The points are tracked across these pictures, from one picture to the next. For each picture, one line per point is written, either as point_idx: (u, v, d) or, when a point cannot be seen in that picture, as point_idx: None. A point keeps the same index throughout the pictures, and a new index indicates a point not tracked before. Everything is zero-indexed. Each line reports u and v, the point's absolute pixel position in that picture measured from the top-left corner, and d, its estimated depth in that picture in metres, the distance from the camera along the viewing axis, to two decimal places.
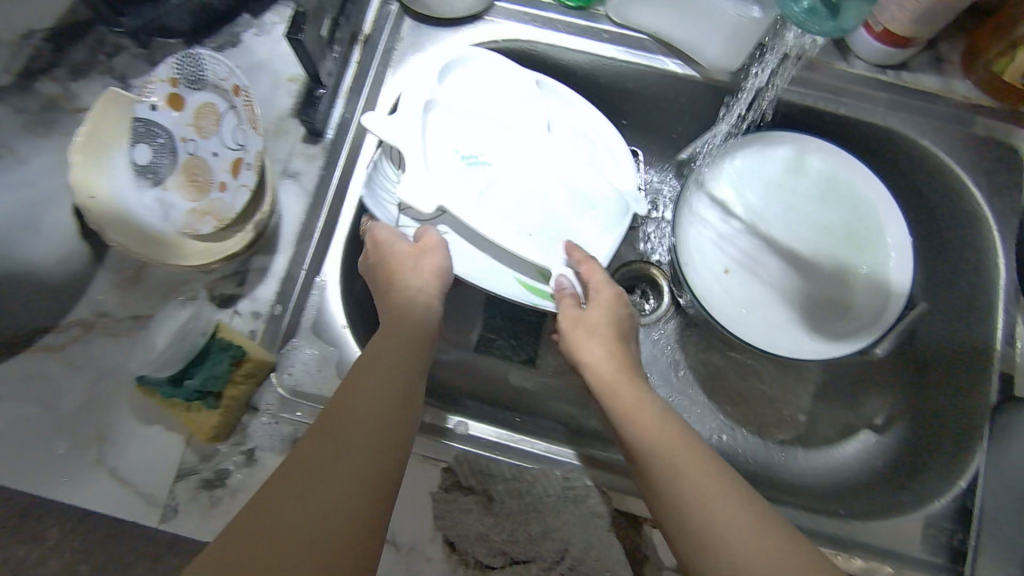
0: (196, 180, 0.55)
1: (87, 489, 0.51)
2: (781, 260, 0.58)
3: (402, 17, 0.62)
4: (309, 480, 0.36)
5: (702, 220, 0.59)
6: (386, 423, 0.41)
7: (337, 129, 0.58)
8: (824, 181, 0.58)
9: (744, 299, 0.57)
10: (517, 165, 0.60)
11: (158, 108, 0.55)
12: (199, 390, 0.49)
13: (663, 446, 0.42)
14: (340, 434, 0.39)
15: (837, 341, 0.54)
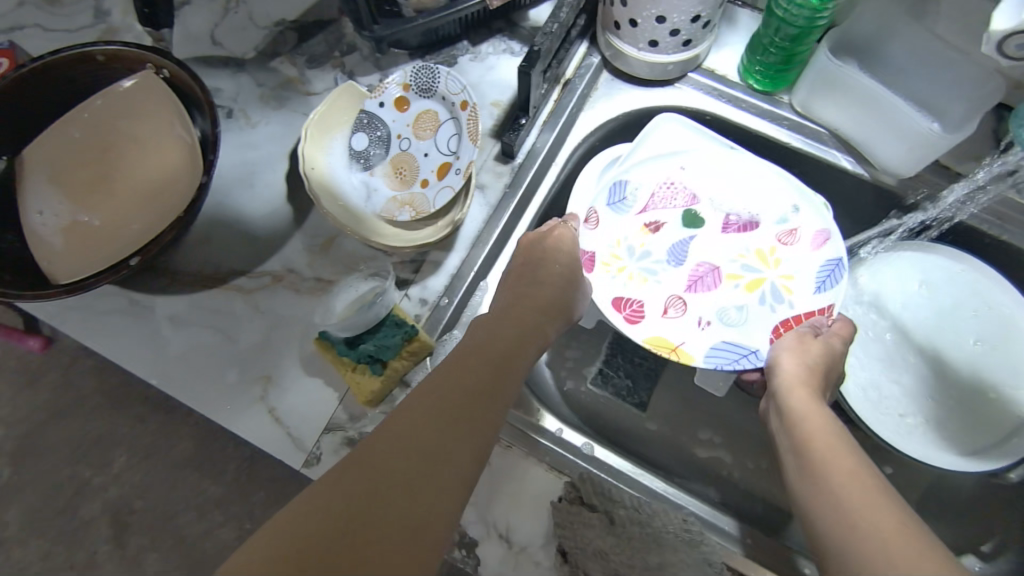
0: (402, 174, 0.60)
1: (248, 420, 0.56)
2: (919, 362, 0.60)
3: (601, 70, 0.68)
4: (410, 454, 0.38)
5: (849, 309, 0.62)
6: (472, 386, 0.43)
7: (526, 156, 0.63)
8: (970, 296, 0.59)
9: (882, 400, 0.60)
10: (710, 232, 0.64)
11: (385, 106, 0.61)
12: (370, 355, 0.54)
13: (848, 490, 0.41)
14: (432, 407, 0.41)
15: (965, 457, 0.56)
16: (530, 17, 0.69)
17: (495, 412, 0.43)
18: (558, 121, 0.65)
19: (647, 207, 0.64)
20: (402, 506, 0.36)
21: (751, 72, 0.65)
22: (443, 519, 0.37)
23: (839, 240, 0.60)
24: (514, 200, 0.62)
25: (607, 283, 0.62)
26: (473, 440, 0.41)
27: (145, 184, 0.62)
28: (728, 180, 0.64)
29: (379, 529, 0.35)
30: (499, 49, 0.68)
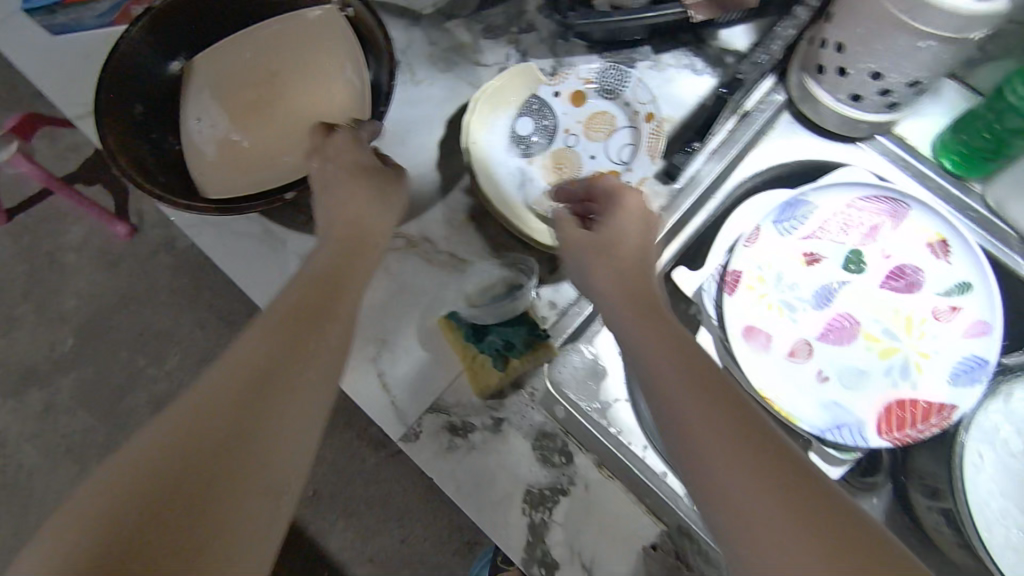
0: (561, 170, 0.58)
1: (356, 379, 0.55)
2: None
3: (782, 110, 0.63)
4: (261, 415, 0.35)
5: (995, 427, 0.56)
6: (308, 323, 0.40)
7: (689, 182, 0.60)
8: None
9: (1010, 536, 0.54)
10: (857, 295, 0.60)
11: (559, 97, 0.59)
12: (496, 347, 0.54)
13: (697, 417, 0.32)
14: (286, 360, 0.37)
15: None
16: (722, 37, 0.64)
17: (310, 375, 0.38)
18: (728, 153, 0.61)
19: (813, 235, 0.61)
20: (231, 473, 0.32)
21: (948, 150, 0.60)
22: (262, 489, 0.33)
23: (998, 337, 0.56)
24: (668, 224, 0.60)
25: (749, 304, 0.59)
26: (293, 398, 0.36)
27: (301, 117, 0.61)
28: (902, 238, 0.60)
29: (199, 513, 0.30)
30: (681, 63, 0.65)
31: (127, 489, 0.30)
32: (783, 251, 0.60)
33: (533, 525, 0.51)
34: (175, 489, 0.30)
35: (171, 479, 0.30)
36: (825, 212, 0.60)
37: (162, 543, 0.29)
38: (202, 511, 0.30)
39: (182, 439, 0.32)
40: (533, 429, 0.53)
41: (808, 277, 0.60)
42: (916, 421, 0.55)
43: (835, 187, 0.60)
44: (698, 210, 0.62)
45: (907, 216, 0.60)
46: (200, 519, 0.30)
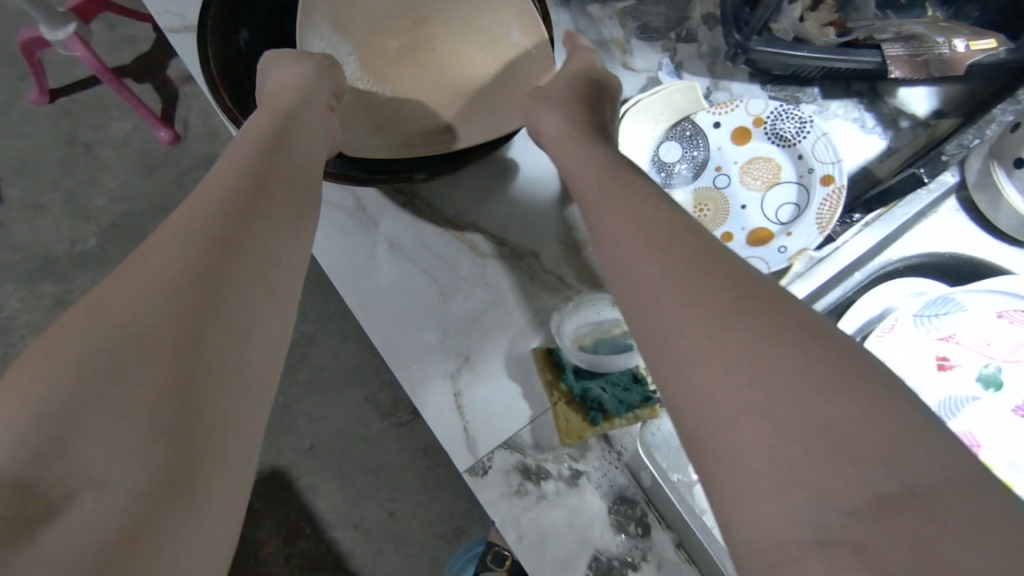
0: (705, 214, 0.51)
1: (430, 391, 0.50)
2: None
3: (951, 193, 0.56)
4: (217, 264, 0.31)
5: None
6: (263, 175, 0.38)
7: (835, 253, 0.54)
8: None
9: None
10: (991, 417, 0.52)
11: (721, 129, 0.52)
12: (595, 401, 0.47)
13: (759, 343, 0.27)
14: (247, 214, 0.35)
15: None
16: (901, 94, 0.57)
17: (262, 218, 0.36)
18: (883, 230, 0.54)
19: (955, 338, 0.54)
20: (187, 332, 0.28)
21: None
22: (256, 366, 0.30)
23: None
24: (802, 293, 0.53)
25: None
26: (269, 270, 0.34)
27: (435, 87, 0.54)
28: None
29: (179, 376, 0.27)
30: (849, 115, 0.58)
31: (80, 358, 0.26)
32: (910, 352, 0.54)
33: None
34: (122, 351, 0.27)
35: (89, 348, 0.27)
36: (965, 315, 0.53)
37: (167, 420, 0.26)
38: (146, 357, 0.27)
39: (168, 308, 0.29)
40: (613, 493, 0.47)
41: (934, 385, 0.53)
42: None
43: (983, 288, 0.53)
44: (833, 284, 0.56)
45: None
46: (159, 380, 0.26)
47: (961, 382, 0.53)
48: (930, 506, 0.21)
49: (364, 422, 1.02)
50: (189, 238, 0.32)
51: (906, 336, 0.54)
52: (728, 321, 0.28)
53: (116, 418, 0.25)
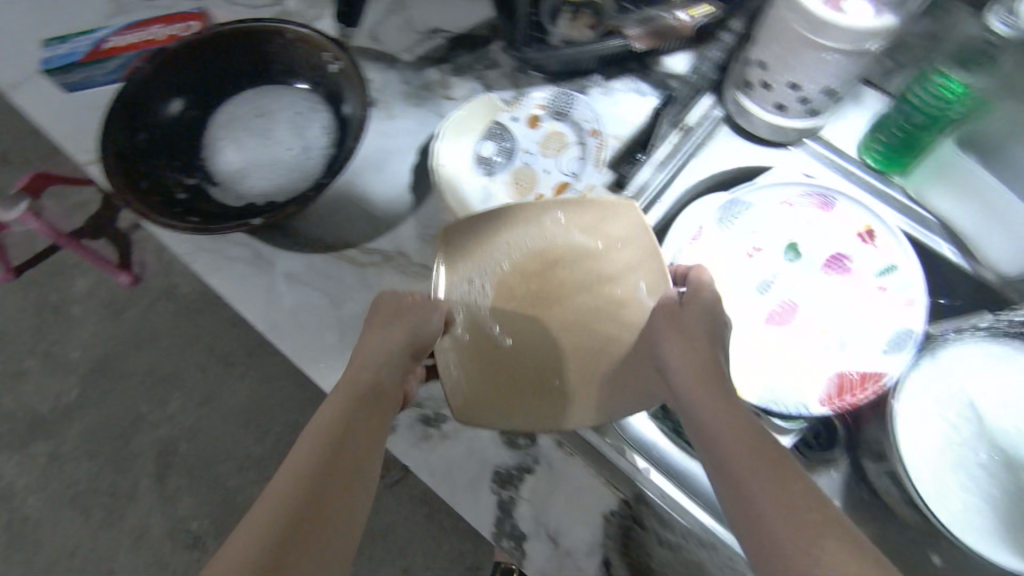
0: (521, 185, 0.64)
1: (338, 380, 0.60)
2: (991, 460, 0.60)
3: (721, 123, 0.70)
4: (333, 467, 0.41)
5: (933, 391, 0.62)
6: (359, 410, 0.46)
7: (637, 190, 0.66)
8: None
9: (951, 488, 0.59)
10: (799, 282, 0.66)
11: (517, 121, 0.66)
12: None
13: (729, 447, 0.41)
14: (351, 427, 0.44)
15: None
16: (666, 63, 0.72)
17: (360, 431, 0.44)
18: (671, 163, 0.68)
19: (754, 230, 0.67)
20: (308, 505, 0.38)
21: (869, 149, 0.67)
22: (349, 507, 0.40)
23: (924, 308, 0.63)
24: None
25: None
26: (369, 452, 0.44)
27: (624, 380, 0.53)
28: (835, 229, 0.66)
29: (306, 536, 0.37)
30: (628, 87, 0.72)
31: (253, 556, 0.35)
32: (723, 248, 0.66)
33: (502, 502, 0.55)
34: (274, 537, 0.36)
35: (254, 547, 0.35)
36: (757, 209, 0.67)
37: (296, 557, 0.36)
38: (291, 536, 0.36)
39: (288, 502, 0.38)
40: None
41: (750, 268, 0.66)
42: (855, 390, 0.61)
43: (764, 185, 0.67)
44: (648, 216, 0.67)
45: (837, 208, 0.67)
46: (305, 544, 0.37)
47: (769, 261, 0.66)
48: (839, 522, 0.36)
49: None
50: (305, 447, 0.42)
51: (717, 236, 0.66)
52: (748, 442, 0.41)
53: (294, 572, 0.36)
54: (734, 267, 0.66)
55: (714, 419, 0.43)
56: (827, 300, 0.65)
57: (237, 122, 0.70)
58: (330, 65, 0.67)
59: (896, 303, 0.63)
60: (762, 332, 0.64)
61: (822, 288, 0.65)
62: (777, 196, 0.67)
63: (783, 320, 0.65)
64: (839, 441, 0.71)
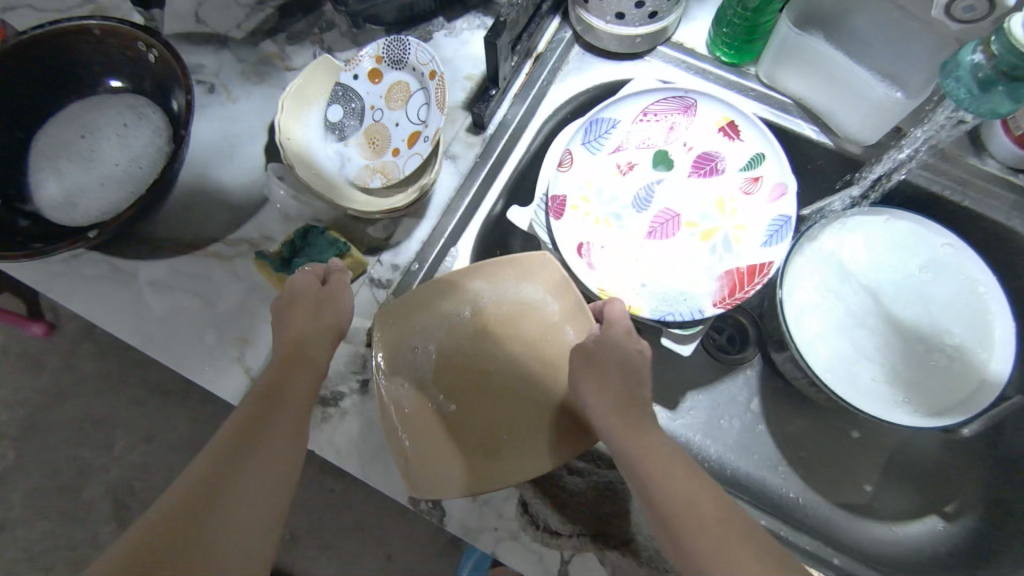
0: (375, 144, 0.62)
1: (225, 380, 0.58)
2: (883, 325, 0.61)
3: (572, 44, 0.69)
4: (247, 435, 0.41)
5: (819, 272, 0.63)
6: (293, 374, 0.47)
7: (497, 126, 0.65)
8: (934, 263, 0.60)
9: (849, 361, 0.60)
10: (674, 191, 0.64)
11: (359, 78, 0.63)
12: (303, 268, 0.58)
13: (658, 475, 0.41)
14: (274, 397, 0.44)
15: (929, 416, 0.56)
16: None
17: (300, 395, 0.46)
18: (528, 94, 0.66)
19: (620, 147, 0.65)
20: (216, 472, 0.39)
21: (717, 44, 0.66)
22: (274, 468, 0.41)
23: (795, 195, 0.61)
24: (487, 167, 0.64)
25: (575, 225, 0.63)
26: (292, 419, 0.44)
27: (559, 434, 0.51)
28: (698, 131, 0.65)
29: (204, 508, 0.37)
30: (473, 25, 0.70)
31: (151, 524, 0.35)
32: (594, 171, 0.65)
33: None
34: (177, 523, 0.35)
35: (151, 525, 0.35)
36: (620, 124, 0.65)
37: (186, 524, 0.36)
38: (186, 509, 0.36)
39: (222, 443, 0.40)
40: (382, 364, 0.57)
41: (623, 186, 0.64)
42: (743, 287, 0.60)
43: (624, 96, 0.65)
44: (515, 151, 0.66)
45: (697, 109, 0.65)
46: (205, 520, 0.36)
47: (642, 176, 0.65)
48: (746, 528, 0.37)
49: (322, 484, 1.10)
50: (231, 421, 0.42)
51: (585, 159, 0.64)
52: (673, 469, 0.41)
53: (201, 536, 0.36)
54: (608, 187, 0.64)
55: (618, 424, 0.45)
56: (704, 204, 0.64)
57: (65, 136, 0.66)
58: (149, 55, 0.62)
59: (772, 192, 0.62)
60: (647, 249, 0.63)
61: (698, 189, 0.64)
62: (637, 109, 0.65)
63: (666, 233, 0.63)
64: (748, 338, 0.70)
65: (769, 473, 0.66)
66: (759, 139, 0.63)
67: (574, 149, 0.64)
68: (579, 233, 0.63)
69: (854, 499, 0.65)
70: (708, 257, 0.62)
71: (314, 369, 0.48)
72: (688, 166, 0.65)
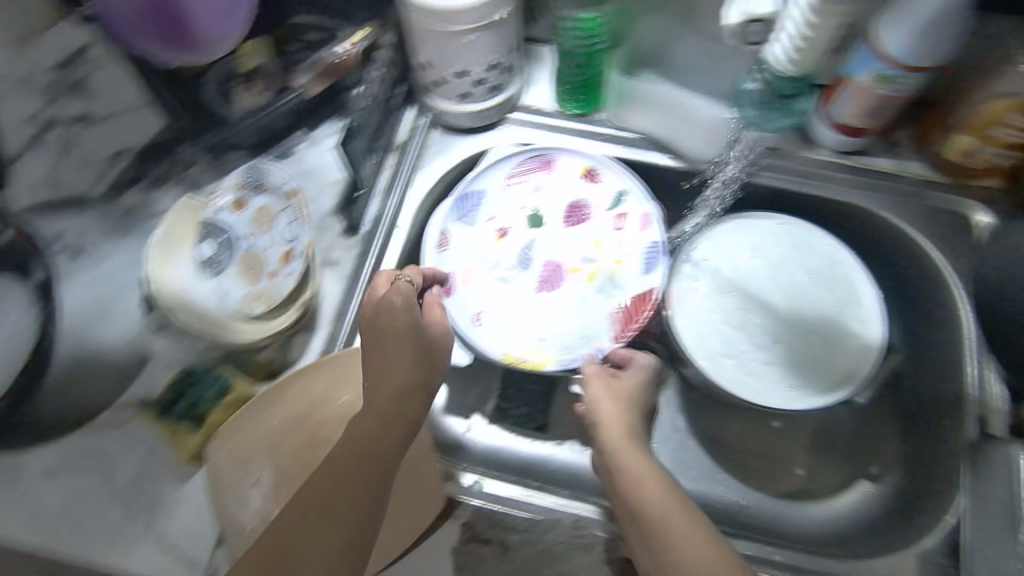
0: (251, 270, 0.62)
1: (135, 558, 0.55)
2: (767, 316, 0.64)
3: (431, 129, 0.71)
4: (313, 508, 0.47)
5: (701, 283, 0.65)
6: (375, 430, 0.49)
7: (371, 223, 0.66)
8: (792, 246, 0.66)
9: (751, 359, 0.62)
10: (553, 241, 0.66)
11: (223, 211, 0.64)
12: (187, 412, 0.58)
13: (649, 528, 0.44)
14: (344, 460, 0.48)
15: (828, 394, 0.60)
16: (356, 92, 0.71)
17: (374, 467, 0.48)
18: (395, 185, 0.68)
19: (494, 215, 0.67)
20: (299, 528, 0.47)
21: (564, 99, 0.69)
22: (346, 538, 0.47)
23: (659, 221, 0.66)
24: (369, 265, 0.64)
25: (470, 300, 0.64)
26: (362, 480, 0.48)
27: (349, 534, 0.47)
28: (560, 182, 0.68)
29: (292, 554, 0.46)
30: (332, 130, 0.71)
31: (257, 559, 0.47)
32: (473, 240, 0.66)
33: None
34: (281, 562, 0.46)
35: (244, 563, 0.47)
36: (487, 192, 0.67)
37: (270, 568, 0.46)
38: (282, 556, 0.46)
39: (298, 506, 0.48)
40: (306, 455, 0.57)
41: (503, 249, 0.66)
42: (636, 318, 0.63)
43: (484, 165, 0.68)
44: (394, 241, 0.67)
45: (555, 163, 0.68)
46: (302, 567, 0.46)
47: (518, 235, 0.67)
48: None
49: None
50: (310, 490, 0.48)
51: (461, 232, 0.66)
52: (700, 536, 0.43)
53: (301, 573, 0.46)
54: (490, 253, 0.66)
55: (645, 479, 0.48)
56: (584, 247, 0.66)
57: None
58: None
59: (640, 223, 0.66)
60: (541, 303, 0.65)
61: (575, 235, 0.66)
62: (499, 175, 0.68)
63: (556, 284, 0.65)
64: (661, 358, 0.73)
65: (717, 483, 0.67)
66: (617, 179, 0.67)
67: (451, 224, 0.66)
68: (472, 302, 0.64)
69: (795, 487, 0.67)
70: (600, 299, 0.64)
71: (394, 416, 0.50)
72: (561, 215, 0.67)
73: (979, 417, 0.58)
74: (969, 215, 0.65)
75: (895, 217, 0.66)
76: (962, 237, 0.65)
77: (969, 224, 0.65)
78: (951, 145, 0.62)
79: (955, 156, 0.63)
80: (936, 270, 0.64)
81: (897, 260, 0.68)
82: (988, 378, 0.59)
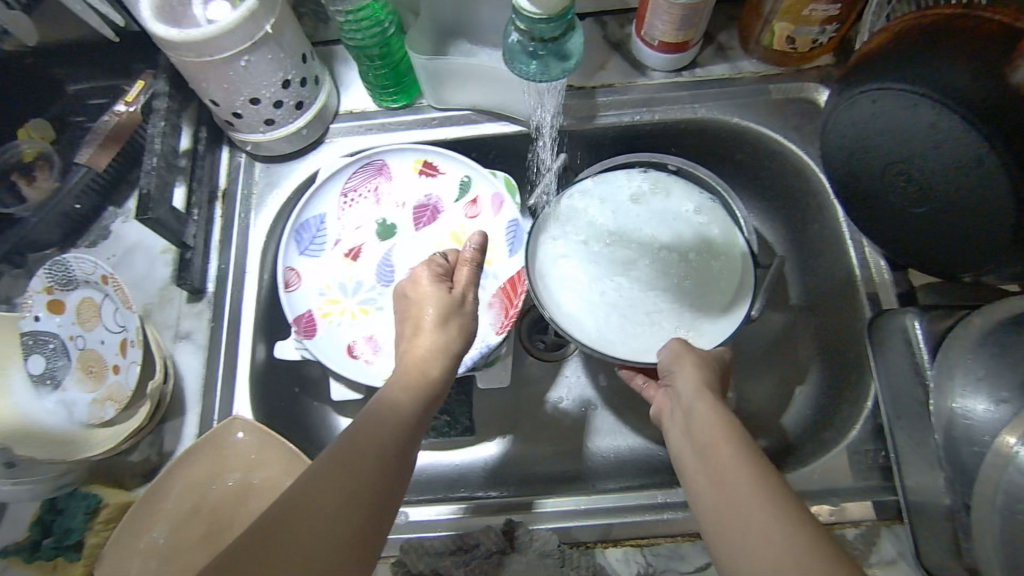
0: (92, 371, 0.55)
1: None
2: (637, 263, 0.61)
3: (252, 164, 0.66)
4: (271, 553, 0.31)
5: (581, 284, 0.59)
6: (369, 465, 0.37)
7: (216, 280, 0.62)
8: (609, 189, 0.63)
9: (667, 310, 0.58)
10: (412, 246, 0.64)
11: (40, 317, 0.55)
12: (57, 547, 0.50)
13: (744, 500, 0.36)
14: (317, 500, 0.34)
15: (736, 308, 0.57)
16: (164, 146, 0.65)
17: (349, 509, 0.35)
18: (230, 236, 0.63)
19: (341, 237, 0.64)
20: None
21: (385, 97, 0.66)
22: None
23: (512, 198, 0.62)
24: (225, 326, 0.60)
25: (337, 332, 0.60)
26: (333, 514, 0.34)
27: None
28: (403, 185, 0.65)
29: None
30: None
31: None
32: (329, 269, 0.63)
33: None
34: None
35: None
36: (330, 217, 0.64)
37: None
38: None
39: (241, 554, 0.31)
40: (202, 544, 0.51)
41: (360, 269, 0.63)
42: (515, 301, 0.61)
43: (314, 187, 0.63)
44: (248, 292, 0.62)
45: (390, 166, 0.65)
46: None
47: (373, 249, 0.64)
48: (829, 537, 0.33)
49: None
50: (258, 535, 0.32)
51: (312, 265, 0.62)
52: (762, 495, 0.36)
53: None
54: (349, 275, 0.63)
55: (707, 428, 0.42)
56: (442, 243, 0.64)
57: None
58: None
59: (494, 206, 0.63)
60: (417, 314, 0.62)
61: (432, 232, 0.64)
62: (337, 198, 0.64)
63: None
64: None
65: (653, 435, 0.66)
66: (459, 168, 0.64)
67: (290, 262, 0.61)
68: (344, 334, 0.61)
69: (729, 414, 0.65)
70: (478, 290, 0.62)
71: (379, 440, 0.39)
72: (413, 217, 0.65)
73: (872, 295, 0.57)
74: (813, 98, 0.64)
75: (748, 121, 0.64)
76: (815, 121, 0.63)
77: (817, 106, 0.64)
78: (774, 34, 0.61)
79: (781, 44, 0.61)
80: (797, 161, 0.63)
81: (763, 162, 0.66)
82: (869, 256, 0.58)
